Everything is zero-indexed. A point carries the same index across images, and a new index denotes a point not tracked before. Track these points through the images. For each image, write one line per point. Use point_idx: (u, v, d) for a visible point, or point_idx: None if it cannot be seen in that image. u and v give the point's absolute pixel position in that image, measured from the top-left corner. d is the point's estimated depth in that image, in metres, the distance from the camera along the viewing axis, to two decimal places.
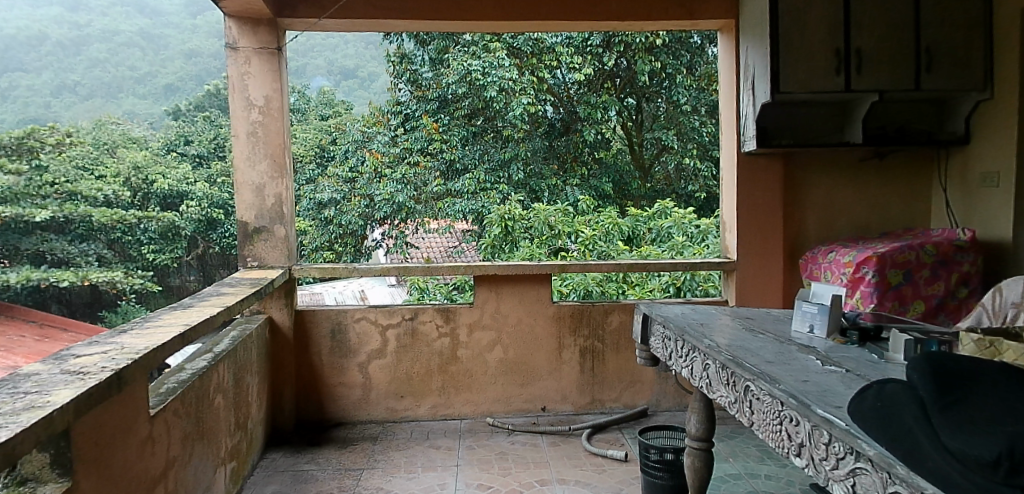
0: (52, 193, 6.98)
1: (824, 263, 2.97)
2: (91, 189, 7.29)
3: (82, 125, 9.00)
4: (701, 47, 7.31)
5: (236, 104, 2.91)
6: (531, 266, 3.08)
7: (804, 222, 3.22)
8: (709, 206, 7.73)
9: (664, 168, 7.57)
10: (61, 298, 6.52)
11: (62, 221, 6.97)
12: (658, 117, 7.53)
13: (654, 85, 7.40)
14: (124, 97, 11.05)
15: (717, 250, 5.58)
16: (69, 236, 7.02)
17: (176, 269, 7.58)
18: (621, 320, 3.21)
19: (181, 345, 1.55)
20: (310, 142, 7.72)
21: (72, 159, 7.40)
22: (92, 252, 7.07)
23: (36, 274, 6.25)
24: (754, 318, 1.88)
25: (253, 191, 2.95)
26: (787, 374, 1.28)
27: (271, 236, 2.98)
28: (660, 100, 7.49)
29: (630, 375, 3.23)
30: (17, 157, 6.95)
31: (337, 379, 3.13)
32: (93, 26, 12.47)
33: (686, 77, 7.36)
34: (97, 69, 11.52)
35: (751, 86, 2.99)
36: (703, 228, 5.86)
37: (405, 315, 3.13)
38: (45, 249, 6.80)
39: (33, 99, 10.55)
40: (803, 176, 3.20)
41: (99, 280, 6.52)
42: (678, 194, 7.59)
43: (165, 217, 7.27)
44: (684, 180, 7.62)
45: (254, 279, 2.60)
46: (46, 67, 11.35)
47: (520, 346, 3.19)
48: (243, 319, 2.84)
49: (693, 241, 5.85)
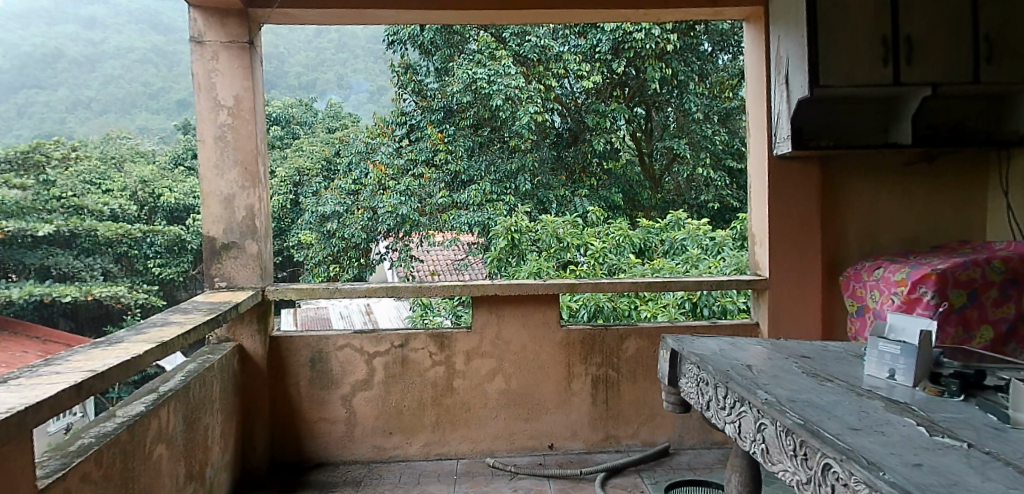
0: (59, 207, 6.79)
1: (869, 281, 2.59)
2: (98, 203, 7.12)
3: (90, 139, 8.96)
4: (710, 55, 7.06)
5: (202, 104, 2.59)
6: (536, 286, 2.71)
7: (844, 234, 2.84)
8: (723, 216, 7.37)
9: (675, 179, 7.30)
10: (69, 314, 6.44)
11: (68, 235, 6.74)
12: (669, 126, 7.26)
13: (664, 94, 7.12)
14: (137, 113, 11.05)
15: (733, 264, 5.16)
16: (76, 251, 6.78)
17: (184, 283, 7.32)
18: (638, 346, 2.84)
19: (71, 401, 1.20)
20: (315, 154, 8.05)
21: (79, 174, 7.24)
22: (98, 267, 6.81)
23: (39, 289, 6.25)
24: (810, 355, 1.51)
25: (221, 202, 2.62)
26: (889, 455, 0.91)
27: (242, 253, 2.65)
28: (670, 109, 7.23)
29: (649, 408, 2.85)
30: (25, 171, 6.90)
31: (318, 414, 2.78)
32: (107, 44, 12.70)
33: (698, 85, 7.08)
34: (111, 86, 11.65)
35: (785, 80, 2.64)
36: (718, 240, 5.48)
37: (394, 341, 2.78)
38: (51, 263, 6.60)
39: (48, 114, 10.31)
40: (842, 182, 2.82)
41: (103, 295, 6.37)
42: (689, 205, 7.27)
43: (172, 230, 7.09)
44: (696, 190, 7.30)
45: (214, 305, 2.26)
46: (61, 83, 11.26)
47: (523, 376, 2.83)
48: (209, 348, 2.50)
49: (708, 254, 5.44)
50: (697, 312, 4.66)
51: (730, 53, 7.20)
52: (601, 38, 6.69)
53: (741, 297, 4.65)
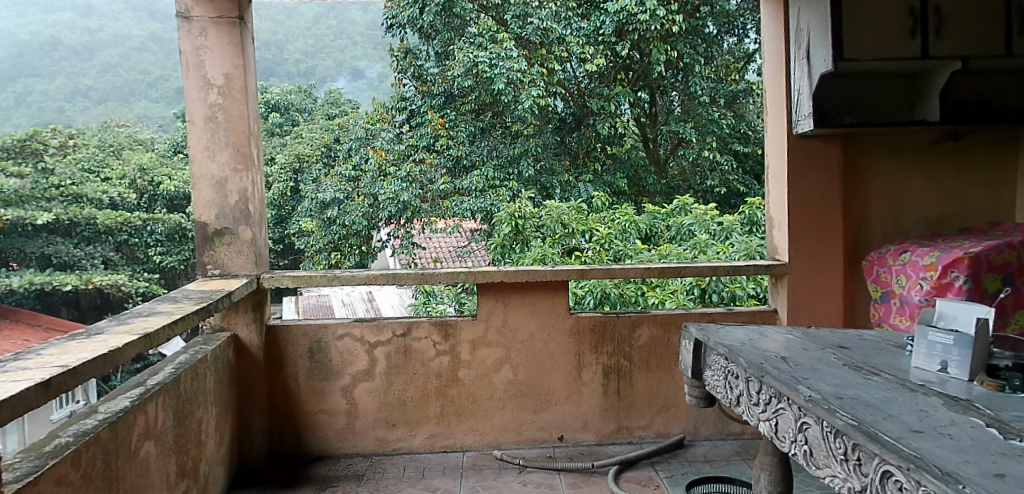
0: (57, 195, 6.95)
1: (896, 265, 2.47)
2: (96, 192, 7.15)
3: (89, 126, 9.02)
4: (715, 37, 6.95)
5: (191, 83, 2.46)
6: (544, 271, 2.59)
7: (866, 217, 2.70)
8: (729, 201, 7.23)
9: (680, 163, 7.19)
10: (71, 302, 6.54)
11: (68, 223, 6.84)
12: (674, 111, 7.16)
13: (668, 78, 6.95)
14: (135, 100, 11.07)
15: (742, 248, 4.96)
16: (76, 240, 6.84)
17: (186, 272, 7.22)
18: (651, 334, 2.73)
19: (39, 402, 1.10)
20: (315, 140, 8.10)
21: (78, 162, 7.46)
22: (98, 255, 6.84)
23: (40, 278, 6.39)
24: (849, 345, 1.39)
25: (213, 186, 2.49)
26: (963, 464, 0.79)
27: (235, 239, 2.53)
28: (674, 93, 7.09)
29: (662, 398, 2.74)
30: (23, 159, 7.19)
31: (317, 405, 2.67)
32: (103, 31, 12.76)
33: (703, 67, 6.96)
34: (108, 73, 11.69)
35: (805, 54, 2.46)
36: (727, 226, 5.35)
37: (396, 330, 2.66)
38: (51, 251, 6.67)
39: (46, 102, 10.33)
40: (864, 161, 2.68)
41: (103, 283, 6.49)
42: (694, 190, 7.14)
43: (171, 218, 7.02)
44: (700, 175, 7.13)
45: (205, 293, 2.14)
46: (58, 71, 11.33)
47: (531, 365, 2.71)
48: (202, 338, 2.38)
49: (716, 239, 5.33)
50: (705, 299, 4.53)
51: (736, 36, 7.18)
52: (604, 20, 6.49)
53: (751, 282, 4.48)
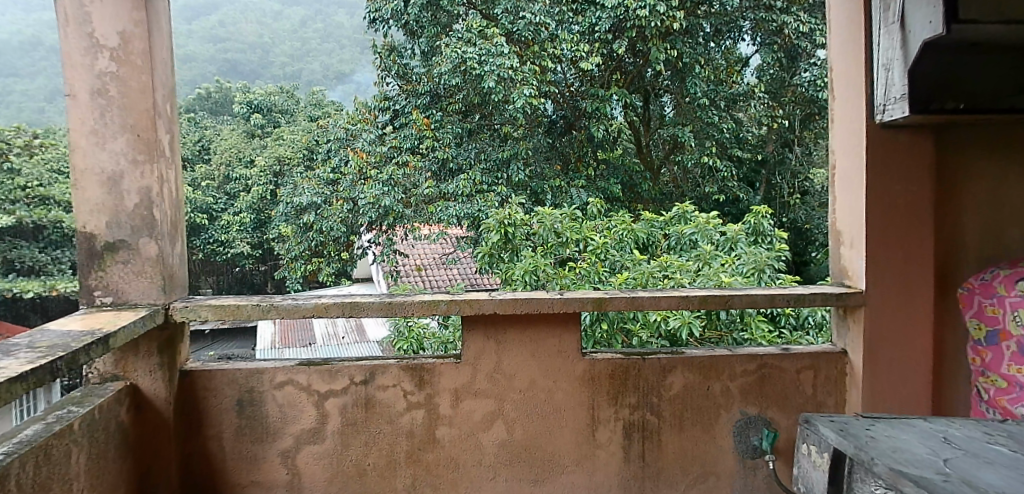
0: (23, 198, 6.96)
1: (1011, 297, 1.88)
2: (65, 195, 7.18)
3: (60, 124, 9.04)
4: (716, 36, 6.42)
5: (71, 43, 1.80)
6: (549, 301, 1.96)
7: (961, 231, 2.11)
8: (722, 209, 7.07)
9: (672, 170, 6.88)
10: (37, 307, 6.87)
11: (35, 227, 6.94)
12: (666, 118, 6.70)
13: (666, 81, 6.50)
14: None
15: (750, 259, 4.37)
16: (42, 243, 7.01)
17: None
18: (686, 383, 2.10)
19: None
20: (295, 144, 8.50)
21: (48, 161, 7.25)
22: (65, 260, 7.21)
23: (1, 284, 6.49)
24: None
25: (103, 184, 1.84)
26: None
27: (133, 256, 1.87)
28: (666, 98, 6.71)
29: (699, 465, 2.12)
30: None
31: (247, 476, 2.01)
32: None
33: (703, 69, 6.38)
34: None
35: (899, 15, 1.85)
36: (730, 235, 4.70)
37: (354, 377, 2.02)
38: (16, 255, 6.84)
39: (26, 103, 10.51)
40: (959, 161, 2.09)
41: (68, 290, 6.81)
42: (687, 197, 6.81)
43: None
44: (694, 182, 6.82)
45: (69, 336, 1.49)
46: (38, 71, 11.64)
47: (531, 423, 2.08)
48: (83, 392, 1.72)
49: (719, 251, 4.68)
50: (712, 319, 3.89)
51: (731, 39, 6.62)
52: (600, 16, 5.81)
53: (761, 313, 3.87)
